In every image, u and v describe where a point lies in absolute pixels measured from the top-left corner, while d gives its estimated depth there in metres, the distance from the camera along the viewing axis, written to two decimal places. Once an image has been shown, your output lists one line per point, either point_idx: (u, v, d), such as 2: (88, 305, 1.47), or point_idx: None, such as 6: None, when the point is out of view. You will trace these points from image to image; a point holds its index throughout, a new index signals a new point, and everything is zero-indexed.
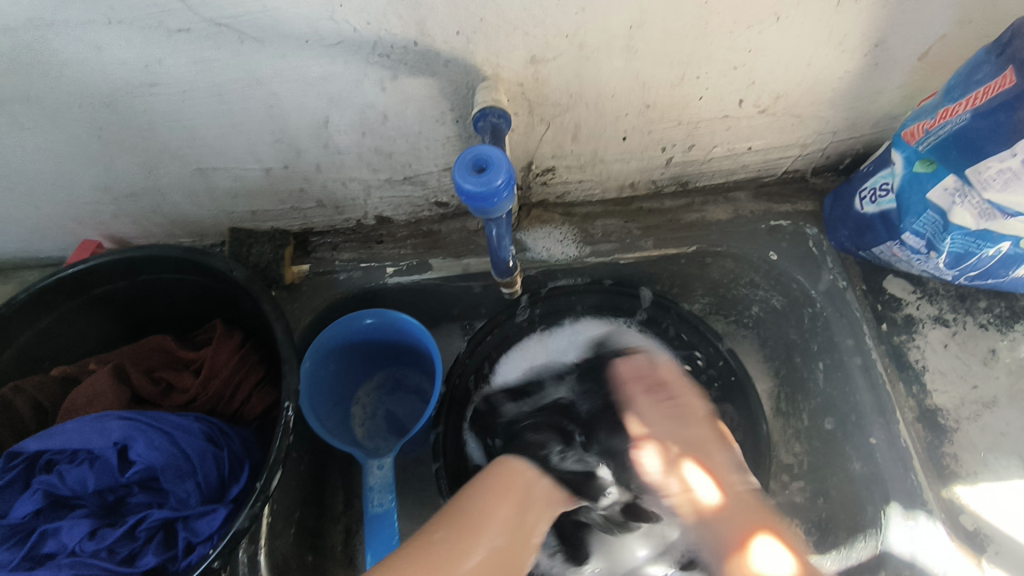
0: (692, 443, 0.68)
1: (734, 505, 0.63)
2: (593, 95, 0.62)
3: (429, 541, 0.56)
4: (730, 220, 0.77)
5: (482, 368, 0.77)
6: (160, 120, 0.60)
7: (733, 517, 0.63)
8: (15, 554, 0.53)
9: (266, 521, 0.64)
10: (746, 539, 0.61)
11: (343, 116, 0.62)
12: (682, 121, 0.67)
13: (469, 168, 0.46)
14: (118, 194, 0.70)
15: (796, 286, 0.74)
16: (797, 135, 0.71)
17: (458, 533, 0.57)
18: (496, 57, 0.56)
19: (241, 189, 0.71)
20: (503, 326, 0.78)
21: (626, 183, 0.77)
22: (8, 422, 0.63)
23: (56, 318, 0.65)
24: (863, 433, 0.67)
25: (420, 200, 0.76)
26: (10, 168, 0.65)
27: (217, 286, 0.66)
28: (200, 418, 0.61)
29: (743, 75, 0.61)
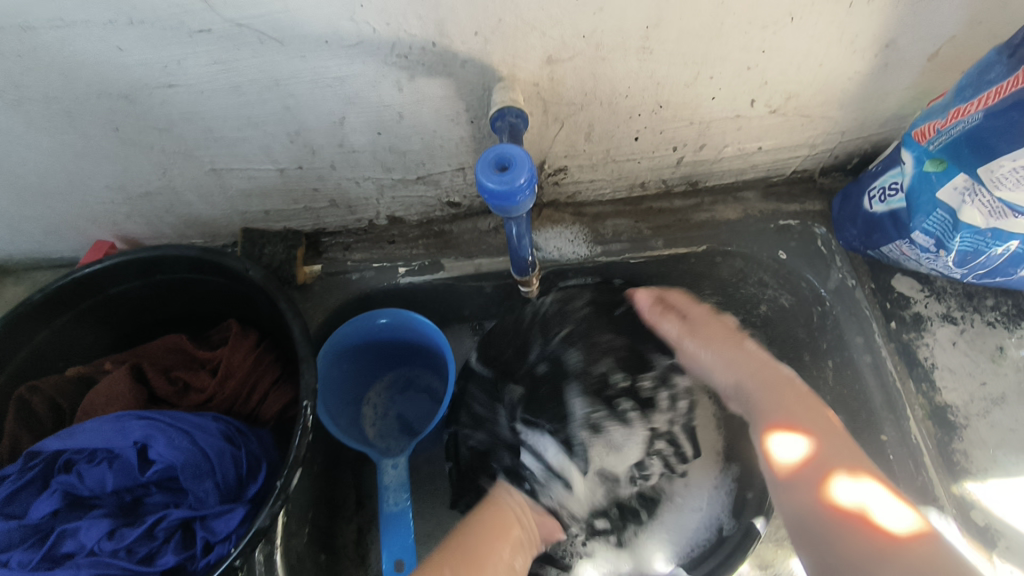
0: (772, 395, 0.63)
1: (819, 448, 0.57)
2: (607, 95, 0.62)
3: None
4: (740, 220, 0.78)
5: None
6: (178, 120, 0.60)
7: (817, 432, 0.58)
8: (33, 554, 0.53)
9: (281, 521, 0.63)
10: (851, 470, 0.55)
11: (360, 116, 0.62)
12: (694, 121, 0.68)
13: (492, 166, 0.47)
14: (132, 194, 0.71)
15: (806, 285, 0.75)
16: (806, 135, 0.72)
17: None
18: (512, 57, 0.56)
19: (255, 189, 0.72)
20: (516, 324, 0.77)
21: (636, 183, 0.78)
22: (25, 423, 0.63)
23: (70, 318, 0.65)
24: (875, 430, 0.69)
25: (432, 200, 0.77)
26: (25, 168, 0.65)
27: (233, 286, 0.67)
28: (217, 417, 0.61)
29: (755, 75, 0.62)
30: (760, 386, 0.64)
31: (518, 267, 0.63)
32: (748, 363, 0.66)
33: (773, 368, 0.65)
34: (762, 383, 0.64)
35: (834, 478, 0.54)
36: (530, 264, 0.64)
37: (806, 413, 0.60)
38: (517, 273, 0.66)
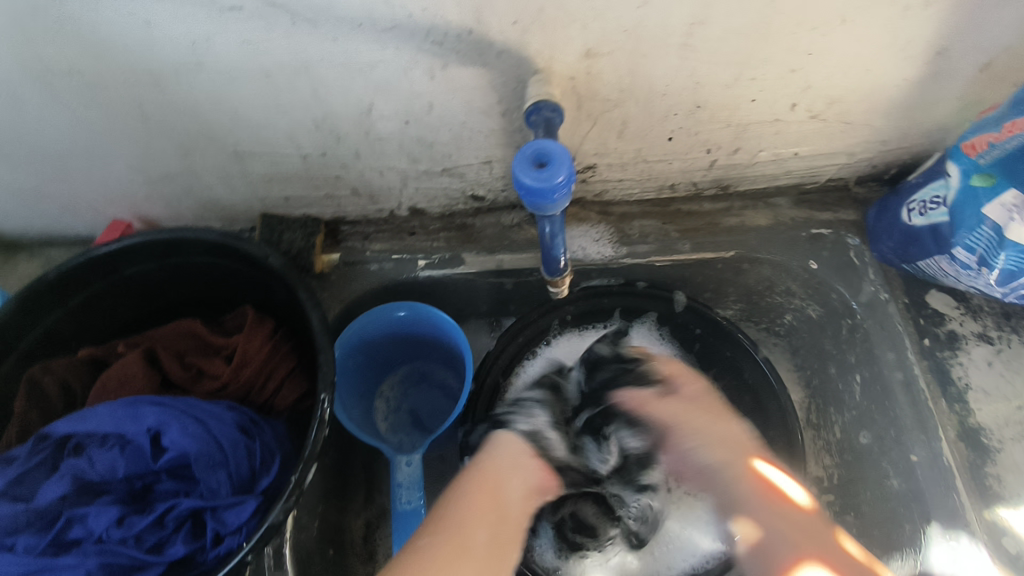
0: (717, 467, 0.61)
1: (767, 541, 0.55)
2: (644, 92, 0.60)
3: (415, 549, 0.51)
4: (771, 227, 0.76)
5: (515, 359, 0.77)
6: (203, 101, 0.59)
7: (754, 512, 0.57)
8: (40, 539, 0.52)
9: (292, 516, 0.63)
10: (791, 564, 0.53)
11: (388, 104, 0.60)
12: (731, 123, 0.65)
13: (530, 162, 0.45)
14: (152, 175, 0.69)
15: (836, 297, 0.73)
16: (845, 142, 0.69)
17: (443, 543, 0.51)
18: (550, 50, 0.54)
19: (277, 174, 0.70)
20: (539, 321, 0.78)
21: (666, 184, 0.76)
22: (37, 402, 0.62)
23: (85, 298, 0.65)
24: (903, 449, 0.67)
25: (456, 192, 0.75)
26: (46, 143, 0.63)
27: (251, 272, 0.65)
28: (232, 406, 0.60)
29: (799, 78, 0.60)
30: (715, 445, 0.62)
31: (550, 270, 0.61)
32: (702, 425, 0.64)
33: (724, 431, 0.63)
34: (726, 449, 0.62)
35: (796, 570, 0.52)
36: (562, 266, 0.61)
37: (728, 483, 0.59)
38: (548, 278, 0.64)
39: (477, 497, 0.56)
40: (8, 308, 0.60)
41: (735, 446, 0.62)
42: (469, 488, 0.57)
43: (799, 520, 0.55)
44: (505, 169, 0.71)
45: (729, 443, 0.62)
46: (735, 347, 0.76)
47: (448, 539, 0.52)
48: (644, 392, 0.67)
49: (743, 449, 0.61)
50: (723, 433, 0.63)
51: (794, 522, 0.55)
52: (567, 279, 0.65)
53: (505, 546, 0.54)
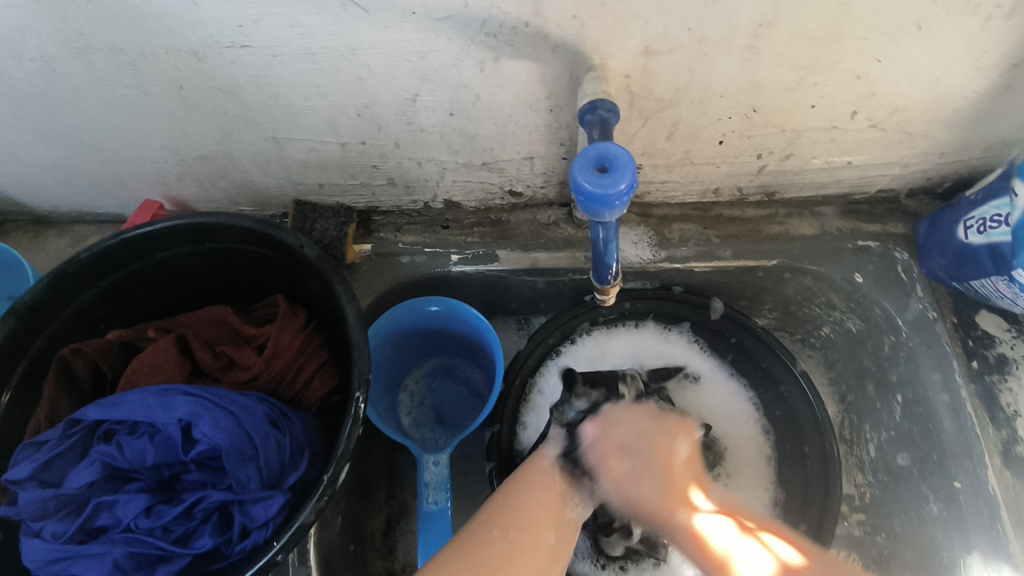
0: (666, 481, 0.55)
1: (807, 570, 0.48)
2: (700, 94, 0.58)
3: (486, 539, 0.50)
4: (816, 236, 0.73)
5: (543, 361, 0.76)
6: (244, 83, 0.57)
7: (694, 558, 0.51)
8: (69, 525, 0.52)
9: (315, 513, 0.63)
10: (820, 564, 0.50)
11: (434, 94, 0.58)
12: (786, 129, 0.63)
13: (591, 166, 0.43)
14: (186, 156, 0.68)
15: (880, 312, 0.71)
16: (903, 153, 0.67)
17: (517, 531, 0.51)
18: (609, 46, 0.52)
19: (313, 161, 0.68)
20: (570, 321, 0.76)
21: (710, 188, 0.73)
22: (67, 388, 0.60)
23: (117, 280, 0.64)
24: (945, 474, 0.66)
25: (494, 187, 0.73)
26: (82, 120, 0.62)
27: (284, 261, 0.64)
28: (262, 399, 0.59)
29: (864, 85, 0.57)
30: (653, 519, 0.55)
31: (600, 276, 0.58)
32: (636, 447, 0.57)
33: (675, 445, 0.58)
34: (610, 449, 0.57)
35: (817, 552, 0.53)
36: (612, 273, 0.58)
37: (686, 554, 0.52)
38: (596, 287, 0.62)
39: (552, 500, 0.55)
40: (39, 287, 0.59)
41: (666, 496, 0.54)
42: (546, 484, 0.56)
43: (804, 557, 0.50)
44: (547, 165, 0.69)
45: (676, 492, 0.54)
46: (769, 357, 0.74)
47: (524, 539, 0.51)
48: (610, 432, 0.65)
49: (678, 496, 0.54)
50: (696, 477, 0.59)
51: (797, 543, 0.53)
52: (616, 286, 0.62)
53: (565, 543, 0.54)
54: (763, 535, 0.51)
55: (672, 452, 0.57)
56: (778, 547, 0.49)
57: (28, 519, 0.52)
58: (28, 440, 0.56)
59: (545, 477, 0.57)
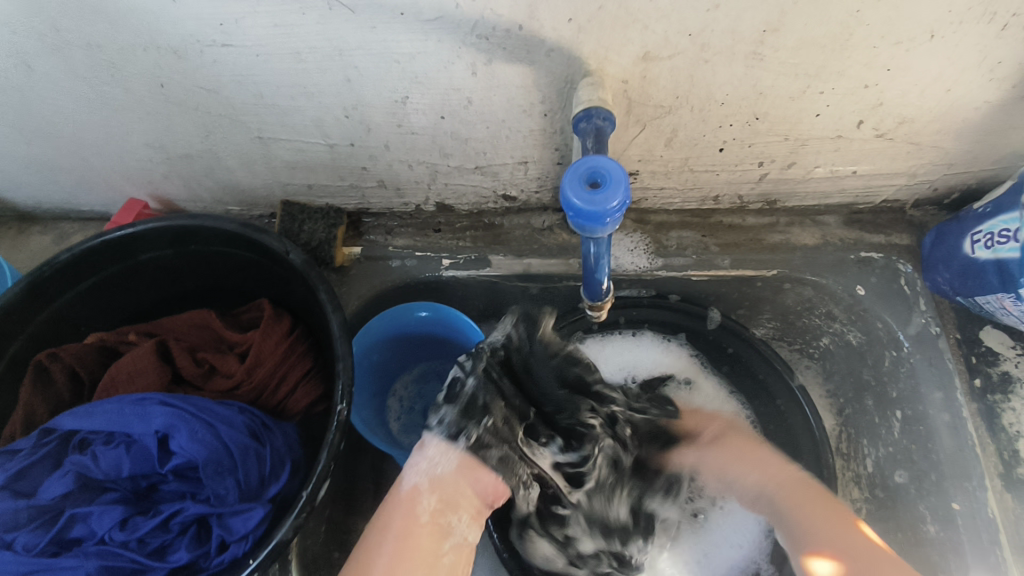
0: (782, 502, 0.59)
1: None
2: (700, 101, 0.56)
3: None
4: (817, 246, 0.71)
5: None
6: (228, 82, 0.55)
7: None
8: (40, 537, 0.50)
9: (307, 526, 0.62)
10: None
11: (424, 97, 0.56)
12: (789, 137, 0.61)
13: (582, 181, 0.41)
14: (170, 155, 0.66)
15: (881, 326, 0.69)
16: (909, 163, 0.65)
17: None
18: (606, 50, 0.50)
19: (301, 162, 0.66)
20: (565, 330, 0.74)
21: (709, 196, 0.71)
22: (43, 391, 0.59)
23: (98, 281, 0.62)
24: (944, 495, 0.64)
25: (487, 191, 0.71)
26: (62, 117, 0.60)
27: (270, 265, 0.62)
28: (243, 409, 0.57)
29: (872, 94, 0.55)
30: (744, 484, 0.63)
31: (591, 292, 0.56)
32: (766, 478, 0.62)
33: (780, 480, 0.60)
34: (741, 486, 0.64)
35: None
36: (603, 289, 0.57)
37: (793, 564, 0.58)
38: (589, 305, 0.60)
39: None
40: (18, 288, 0.57)
41: (830, 524, 0.55)
42: (403, 520, 0.52)
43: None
44: (541, 170, 0.67)
45: (789, 524, 0.57)
46: (763, 368, 0.74)
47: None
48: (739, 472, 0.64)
49: (828, 523, 0.55)
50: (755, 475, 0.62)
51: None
52: (607, 302, 0.60)
53: None
54: (814, 562, 0.53)
55: (765, 468, 0.62)
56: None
57: None
58: (4, 450, 0.54)
59: (405, 527, 0.51)
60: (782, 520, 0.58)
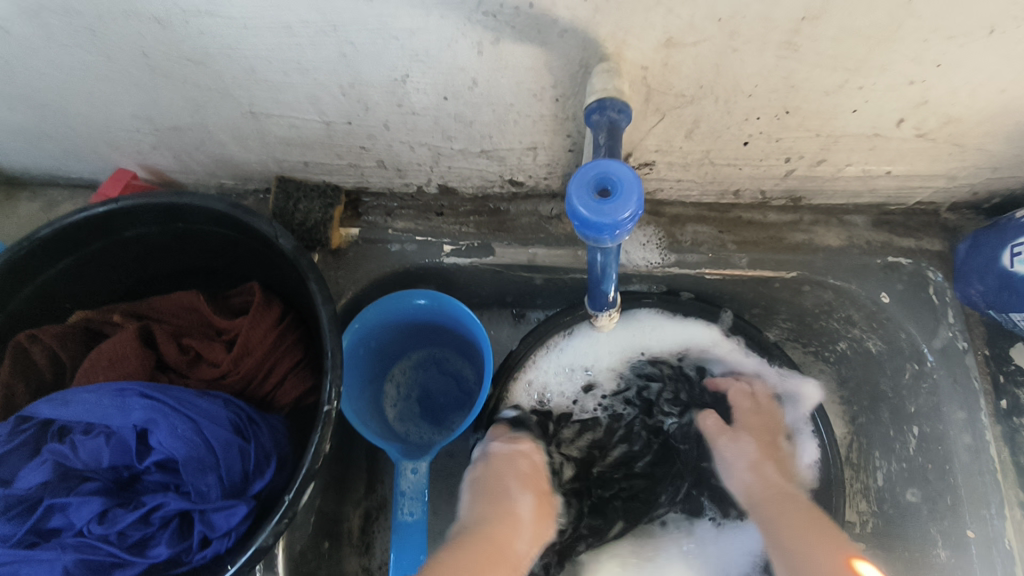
0: (771, 507, 0.62)
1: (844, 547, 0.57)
2: (726, 91, 0.51)
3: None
4: (843, 248, 0.66)
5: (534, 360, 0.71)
6: (213, 53, 0.51)
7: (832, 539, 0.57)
8: (17, 527, 0.49)
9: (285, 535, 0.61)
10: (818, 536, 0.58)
11: (425, 77, 0.52)
12: (822, 133, 0.56)
13: (590, 188, 0.37)
14: (158, 126, 0.62)
15: (904, 337, 0.65)
16: (951, 165, 0.59)
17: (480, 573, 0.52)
18: (625, 33, 0.45)
19: (295, 139, 0.62)
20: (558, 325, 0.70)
21: (730, 190, 0.66)
22: (24, 372, 0.57)
23: (82, 258, 0.60)
24: (957, 521, 0.62)
25: (493, 175, 0.67)
26: (41, 84, 0.57)
27: (260, 248, 0.59)
28: (227, 401, 0.55)
29: (917, 91, 0.50)
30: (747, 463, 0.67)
31: (597, 302, 0.53)
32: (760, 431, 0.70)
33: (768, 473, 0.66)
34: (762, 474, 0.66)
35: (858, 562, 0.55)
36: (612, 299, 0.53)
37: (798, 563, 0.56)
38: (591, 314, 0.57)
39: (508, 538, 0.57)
40: None
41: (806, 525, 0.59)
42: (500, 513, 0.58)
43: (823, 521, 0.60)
44: (551, 157, 0.62)
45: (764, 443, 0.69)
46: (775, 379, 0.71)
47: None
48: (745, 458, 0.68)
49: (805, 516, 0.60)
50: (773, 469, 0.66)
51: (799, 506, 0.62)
52: (615, 311, 0.56)
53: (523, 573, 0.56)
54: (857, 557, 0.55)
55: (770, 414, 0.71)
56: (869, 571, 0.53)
57: None
58: None
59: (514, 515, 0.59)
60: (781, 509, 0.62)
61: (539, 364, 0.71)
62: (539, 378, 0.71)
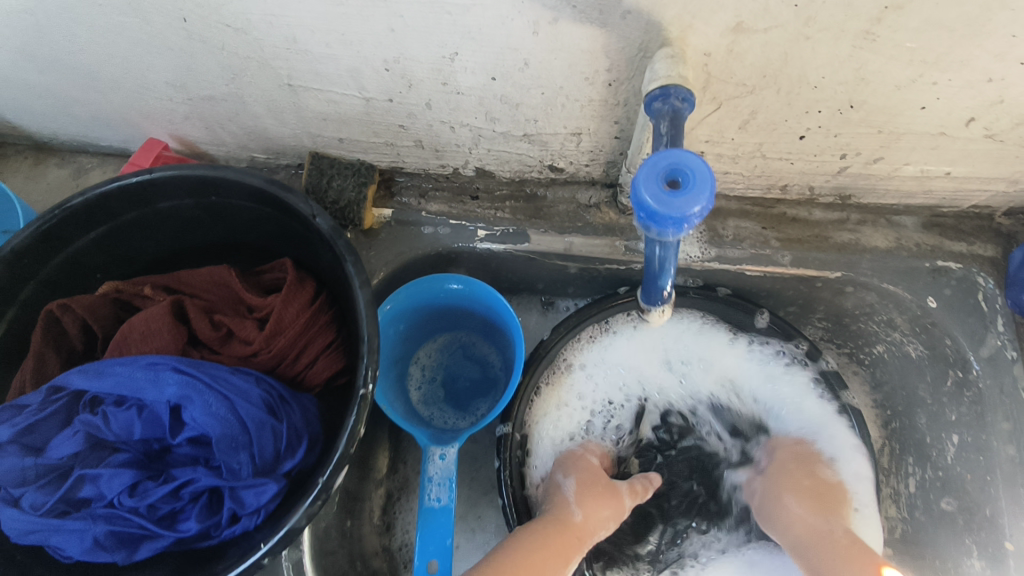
0: (803, 541, 0.59)
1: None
2: (790, 82, 0.49)
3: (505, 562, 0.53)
4: (890, 250, 0.64)
5: (575, 341, 0.70)
6: (258, 22, 0.49)
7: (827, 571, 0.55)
8: (49, 496, 0.48)
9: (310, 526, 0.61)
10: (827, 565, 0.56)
11: (475, 55, 0.50)
12: (883, 130, 0.53)
13: (660, 179, 0.35)
14: (193, 95, 0.60)
15: (950, 344, 0.63)
16: (1015, 168, 0.57)
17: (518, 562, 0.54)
18: (692, 17, 0.43)
19: (333, 114, 0.61)
20: (585, 312, 0.70)
21: (777, 184, 0.64)
22: (55, 341, 0.56)
23: (114, 228, 0.59)
24: (998, 533, 0.63)
25: (533, 160, 0.65)
26: (78, 46, 0.55)
27: (295, 226, 0.58)
28: (260, 379, 0.54)
29: (994, 90, 0.47)
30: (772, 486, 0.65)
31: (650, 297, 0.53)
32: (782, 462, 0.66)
33: (816, 523, 0.60)
34: (779, 508, 0.63)
35: None
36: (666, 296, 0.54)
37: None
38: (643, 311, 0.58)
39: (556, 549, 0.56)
40: (27, 234, 0.54)
41: (831, 554, 0.56)
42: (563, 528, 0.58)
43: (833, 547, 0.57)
44: (595, 144, 0.60)
45: (787, 477, 0.65)
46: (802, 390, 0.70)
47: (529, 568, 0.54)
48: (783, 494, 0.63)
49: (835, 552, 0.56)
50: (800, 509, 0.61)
51: (799, 544, 0.59)
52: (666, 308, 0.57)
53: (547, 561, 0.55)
54: None
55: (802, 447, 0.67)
56: None
57: (7, 486, 0.49)
58: (9, 402, 0.52)
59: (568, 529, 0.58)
60: (835, 548, 0.57)
61: (582, 348, 0.71)
62: (584, 362, 0.71)
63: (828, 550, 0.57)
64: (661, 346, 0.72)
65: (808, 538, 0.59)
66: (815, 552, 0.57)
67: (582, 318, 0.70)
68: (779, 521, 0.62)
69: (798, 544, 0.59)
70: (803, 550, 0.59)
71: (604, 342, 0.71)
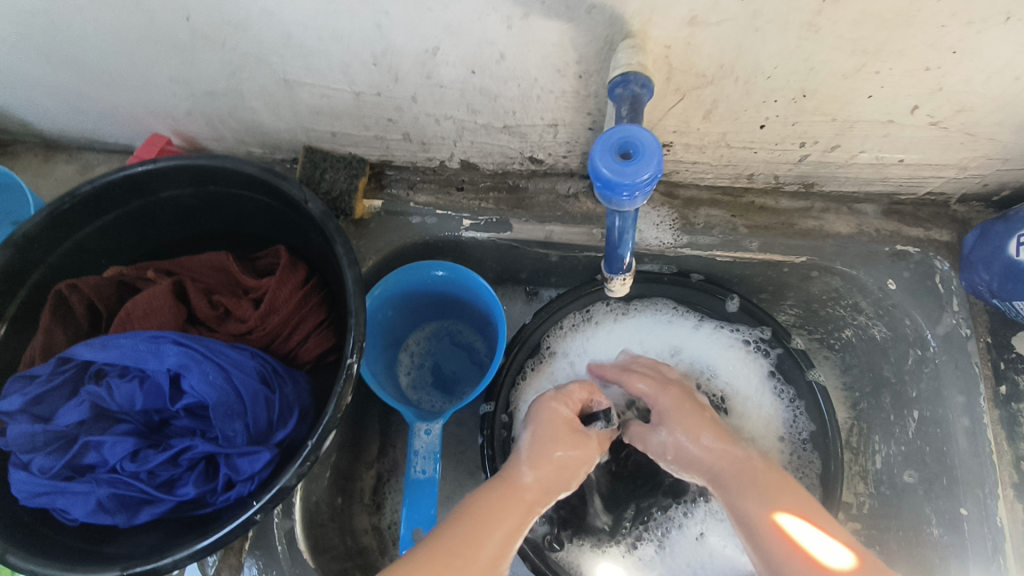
0: (734, 474, 0.59)
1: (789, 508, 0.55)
2: (746, 72, 0.53)
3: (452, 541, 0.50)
4: (851, 236, 0.68)
5: (556, 326, 0.74)
6: (255, 19, 0.53)
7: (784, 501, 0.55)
8: (56, 461, 0.52)
9: (301, 493, 0.64)
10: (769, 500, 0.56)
11: (455, 49, 0.54)
12: (837, 118, 0.58)
13: (613, 151, 0.39)
14: (194, 90, 0.65)
15: (909, 324, 0.67)
16: (963, 155, 0.61)
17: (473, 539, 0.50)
18: (651, 11, 0.47)
19: (326, 108, 0.65)
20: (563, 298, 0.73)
21: (744, 173, 0.68)
22: (63, 320, 0.60)
23: (119, 215, 0.62)
24: (952, 499, 0.64)
25: (514, 152, 0.69)
26: (87, 44, 0.59)
27: (288, 212, 0.62)
28: (254, 354, 0.58)
29: (932, 78, 0.51)
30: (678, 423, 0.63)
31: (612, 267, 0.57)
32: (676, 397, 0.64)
33: (738, 453, 0.60)
34: (698, 449, 0.61)
35: (775, 517, 0.54)
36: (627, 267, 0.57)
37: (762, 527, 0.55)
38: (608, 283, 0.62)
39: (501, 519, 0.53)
40: (37, 220, 0.58)
41: (767, 487, 0.57)
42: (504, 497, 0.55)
43: (774, 481, 0.58)
44: (571, 135, 0.64)
45: (693, 416, 0.63)
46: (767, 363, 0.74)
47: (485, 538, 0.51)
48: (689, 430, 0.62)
49: (767, 490, 0.57)
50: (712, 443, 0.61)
51: (735, 475, 0.59)
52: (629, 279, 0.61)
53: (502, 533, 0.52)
54: (783, 518, 0.54)
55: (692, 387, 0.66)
56: (801, 535, 0.53)
57: (18, 452, 0.52)
58: (21, 374, 0.55)
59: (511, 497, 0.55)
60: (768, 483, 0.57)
61: (563, 335, 0.75)
62: (566, 347, 0.75)
63: (765, 486, 0.57)
64: (637, 333, 0.76)
65: (740, 471, 0.59)
66: (749, 488, 0.57)
67: (562, 304, 0.73)
68: (699, 459, 0.61)
69: (730, 479, 0.59)
70: (736, 486, 0.58)
71: (583, 327, 0.76)
